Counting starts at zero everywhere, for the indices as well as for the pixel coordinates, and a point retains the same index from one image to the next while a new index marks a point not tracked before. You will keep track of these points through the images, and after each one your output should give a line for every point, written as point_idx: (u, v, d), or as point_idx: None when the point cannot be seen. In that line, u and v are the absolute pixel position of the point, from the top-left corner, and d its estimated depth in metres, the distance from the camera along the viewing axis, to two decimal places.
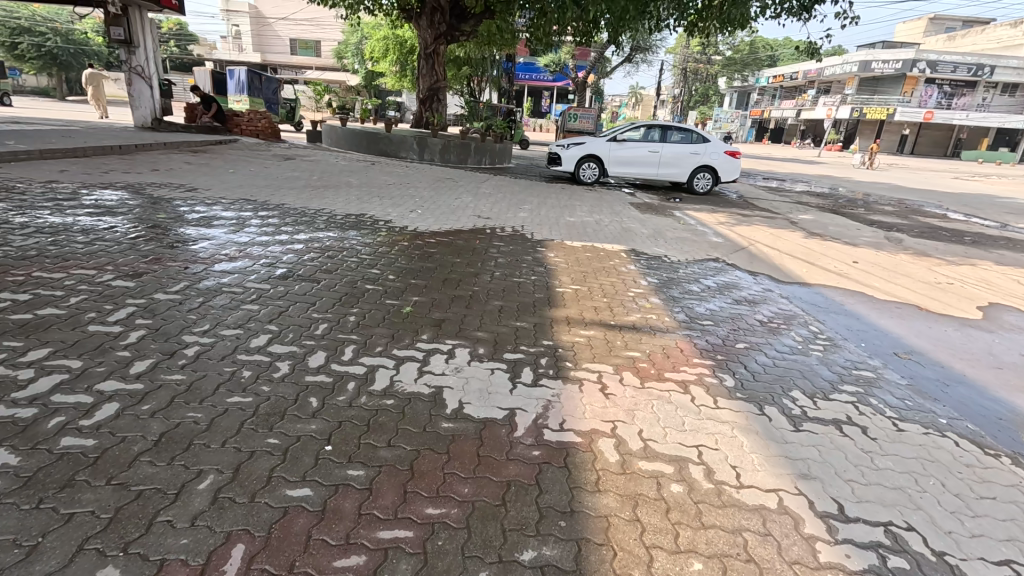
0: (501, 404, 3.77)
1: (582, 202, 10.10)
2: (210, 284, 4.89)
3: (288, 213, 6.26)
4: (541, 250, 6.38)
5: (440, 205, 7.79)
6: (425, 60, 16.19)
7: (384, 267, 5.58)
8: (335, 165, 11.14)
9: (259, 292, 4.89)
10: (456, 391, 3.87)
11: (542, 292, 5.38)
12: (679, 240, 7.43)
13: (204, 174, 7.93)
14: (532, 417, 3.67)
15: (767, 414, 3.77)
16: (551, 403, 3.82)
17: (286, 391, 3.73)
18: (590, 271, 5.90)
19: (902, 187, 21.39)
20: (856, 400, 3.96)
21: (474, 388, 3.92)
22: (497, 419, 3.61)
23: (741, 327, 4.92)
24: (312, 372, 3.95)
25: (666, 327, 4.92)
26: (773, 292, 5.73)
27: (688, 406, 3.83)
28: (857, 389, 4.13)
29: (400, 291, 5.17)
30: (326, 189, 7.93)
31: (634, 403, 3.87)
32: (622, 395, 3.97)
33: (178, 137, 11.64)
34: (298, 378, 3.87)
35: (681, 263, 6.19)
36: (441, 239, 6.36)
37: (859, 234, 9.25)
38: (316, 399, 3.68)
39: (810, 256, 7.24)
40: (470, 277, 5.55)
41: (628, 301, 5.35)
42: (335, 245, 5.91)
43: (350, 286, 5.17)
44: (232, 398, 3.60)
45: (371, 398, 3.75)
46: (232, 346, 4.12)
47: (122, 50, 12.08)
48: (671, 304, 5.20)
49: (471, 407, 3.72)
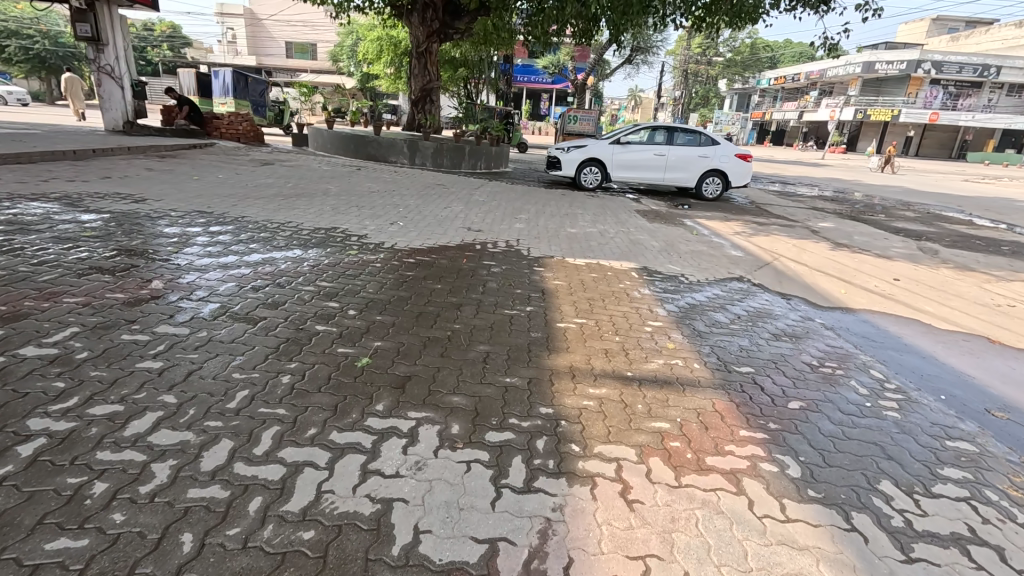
0: (481, 529, 1.77)
1: (585, 210, 9.23)
2: (93, 323, 2.90)
3: (244, 226, 5.37)
4: (538, 275, 4.93)
5: (425, 216, 6.91)
6: (417, 60, 15.36)
7: (329, 295, 3.75)
8: (316, 170, 10.27)
9: (150, 331, 2.87)
10: (412, 506, 1.83)
11: (560, 331, 3.58)
12: (694, 254, 6.56)
13: (161, 182, 7.03)
14: (523, 555, 1.69)
15: (861, 531, 1.97)
16: (553, 524, 1.83)
17: (146, 522, 1.64)
18: (610, 300, 4.40)
19: (915, 190, 20.58)
20: (974, 493, 2.31)
21: (441, 499, 1.88)
22: (470, 563, 1.63)
23: (810, 378, 3.31)
24: (203, 481, 1.83)
25: (715, 380, 3.11)
26: (832, 329, 4.29)
27: (744, 519, 1.95)
28: (967, 474, 2.46)
29: (343, 329, 3.21)
30: (298, 198, 7.02)
31: (671, 521, 1.90)
32: (654, 503, 1.99)
33: (148, 141, 10.77)
34: (174, 495, 1.75)
35: (701, 282, 5.30)
36: (418, 262, 4.85)
37: (889, 244, 8.43)
38: (194, 538, 1.61)
39: (844, 272, 6.35)
40: (450, 311, 3.72)
41: (681, 343, 3.62)
42: (283, 266, 4.27)
43: (275, 323, 3.21)
44: (53, 545, 1.52)
45: (282, 529, 1.68)
46: (93, 428, 2.03)
47: (89, 47, 11.24)
48: (713, 350, 3.59)
49: (430, 541, 1.70)
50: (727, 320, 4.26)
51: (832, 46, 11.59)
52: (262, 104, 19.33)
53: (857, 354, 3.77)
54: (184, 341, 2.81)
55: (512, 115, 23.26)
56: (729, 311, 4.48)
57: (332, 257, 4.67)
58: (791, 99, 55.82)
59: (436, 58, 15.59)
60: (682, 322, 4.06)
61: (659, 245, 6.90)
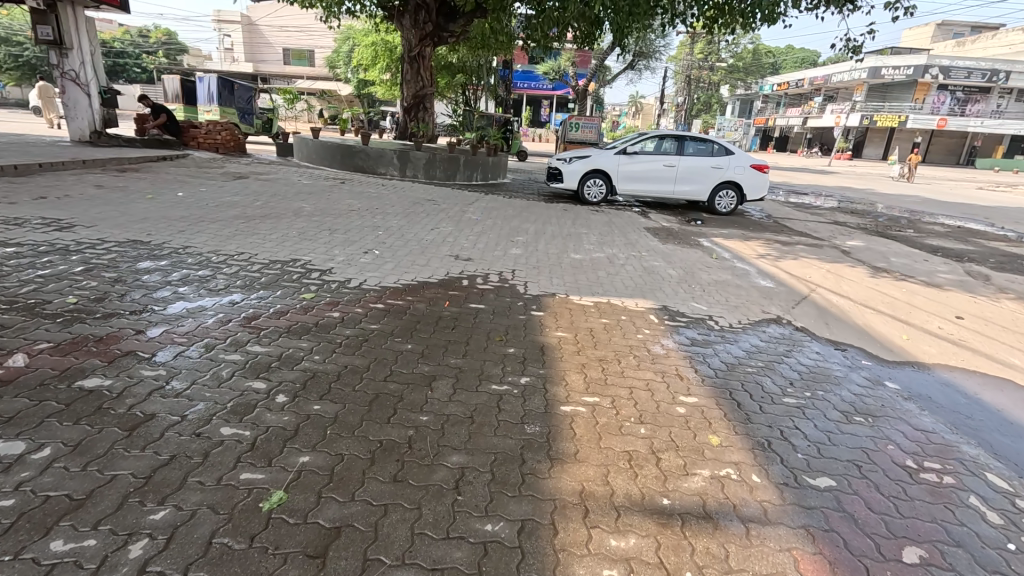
0: None
1: (590, 229, 8.34)
2: None
3: (182, 261, 4.47)
4: (537, 322, 4.01)
5: (406, 242, 6.02)
6: (409, 65, 14.50)
7: (257, 368, 2.83)
8: (295, 185, 9.40)
9: None
10: None
11: (565, 421, 2.65)
12: (718, 286, 5.68)
13: (105, 203, 6.14)
14: None
15: None
16: None
17: None
18: (628, 360, 3.48)
19: (932, 199, 19.67)
20: None
21: None
22: None
23: (913, 495, 2.37)
24: None
25: (788, 509, 2.17)
26: (913, 401, 3.36)
27: None
28: None
29: (259, 434, 2.28)
30: (262, 222, 6.13)
31: None
32: None
33: (112, 153, 9.88)
34: None
35: (734, 328, 4.40)
36: (387, 308, 3.94)
37: (930, 267, 7.55)
38: None
39: (895, 307, 5.43)
40: (418, 389, 2.80)
41: (728, 436, 2.69)
42: (209, 321, 3.36)
43: (162, 422, 2.28)
44: None
45: None
46: None
47: (52, 52, 10.42)
48: (772, 444, 2.65)
49: None
50: (780, 388, 3.34)
51: (852, 48, 10.76)
52: (248, 111, 18.42)
53: (959, 444, 2.85)
54: (3, 471, 1.89)
55: (512, 122, 22.40)
56: (776, 372, 3.58)
57: (278, 305, 3.76)
58: (795, 105, 55.12)
59: (430, 62, 14.74)
60: (723, 395, 3.13)
61: (676, 274, 6.01)
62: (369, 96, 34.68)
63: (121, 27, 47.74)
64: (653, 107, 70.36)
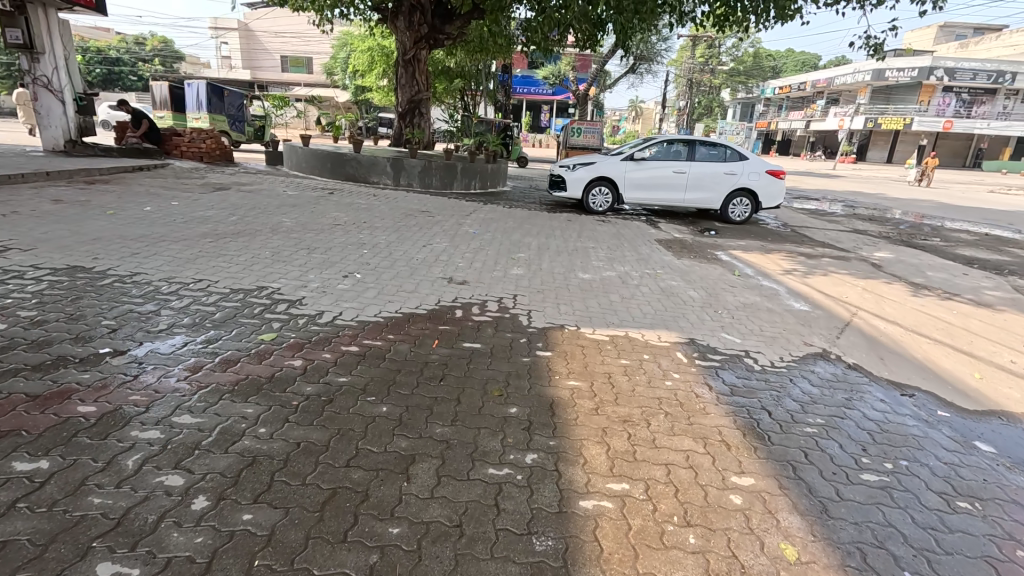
0: None
1: (598, 242, 7.67)
2: None
3: (124, 291, 3.80)
4: (543, 366, 3.32)
5: (393, 263, 5.33)
6: (403, 68, 13.88)
7: (177, 452, 2.13)
8: (279, 196, 8.74)
9: None
10: None
11: (589, 528, 1.96)
12: (748, 311, 5.00)
13: (56, 221, 5.48)
14: None
15: None
16: None
17: None
18: (658, 422, 2.79)
19: (946, 204, 19.04)
20: None
21: None
22: None
23: None
24: None
25: None
26: (1020, 472, 2.67)
27: None
28: None
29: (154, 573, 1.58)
30: (232, 242, 5.47)
31: None
32: None
33: (83, 164, 9.23)
34: None
35: (777, 369, 3.71)
36: (361, 351, 3.25)
37: (973, 282, 6.87)
38: None
39: (952, 334, 4.75)
40: (390, 480, 2.10)
41: (808, 545, 2.00)
42: (133, 378, 2.68)
43: (14, 560, 1.58)
44: None
45: None
46: None
47: (23, 57, 9.80)
48: (867, 557, 1.96)
49: None
50: (853, 458, 2.64)
51: (876, 46, 10.19)
52: (239, 118, 17.88)
53: None
54: None
55: (511, 128, 21.80)
56: (841, 433, 2.89)
57: (227, 353, 3.07)
58: (797, 109, 54.59)
59: (425, 66, 14.13)
60: (786, 474, 2.44)
61: (699, 297, 5.34)
62: (366, 102, 34.11)
63: (116, 35, 47.30)
64: (653, 112, 69.98)
